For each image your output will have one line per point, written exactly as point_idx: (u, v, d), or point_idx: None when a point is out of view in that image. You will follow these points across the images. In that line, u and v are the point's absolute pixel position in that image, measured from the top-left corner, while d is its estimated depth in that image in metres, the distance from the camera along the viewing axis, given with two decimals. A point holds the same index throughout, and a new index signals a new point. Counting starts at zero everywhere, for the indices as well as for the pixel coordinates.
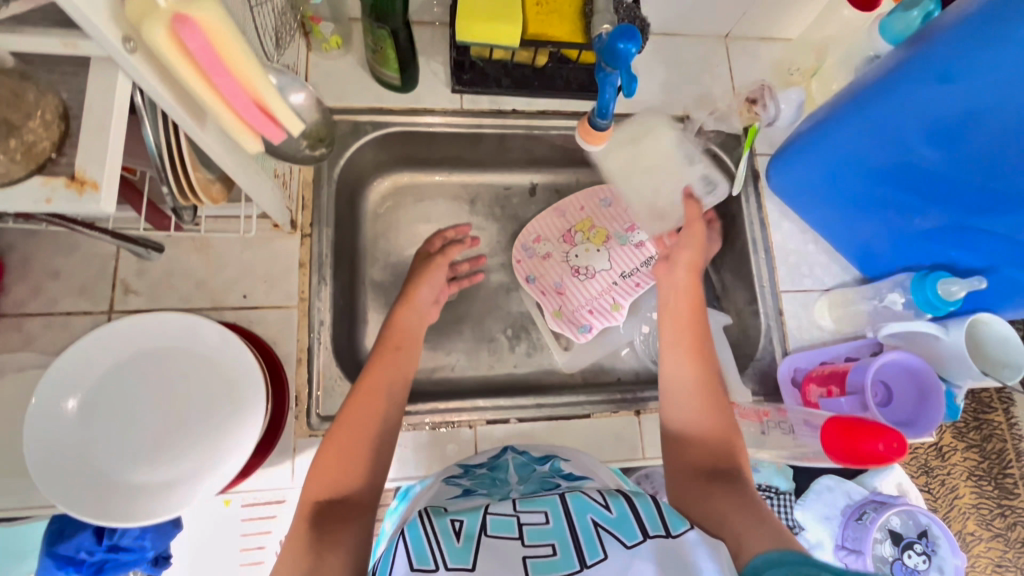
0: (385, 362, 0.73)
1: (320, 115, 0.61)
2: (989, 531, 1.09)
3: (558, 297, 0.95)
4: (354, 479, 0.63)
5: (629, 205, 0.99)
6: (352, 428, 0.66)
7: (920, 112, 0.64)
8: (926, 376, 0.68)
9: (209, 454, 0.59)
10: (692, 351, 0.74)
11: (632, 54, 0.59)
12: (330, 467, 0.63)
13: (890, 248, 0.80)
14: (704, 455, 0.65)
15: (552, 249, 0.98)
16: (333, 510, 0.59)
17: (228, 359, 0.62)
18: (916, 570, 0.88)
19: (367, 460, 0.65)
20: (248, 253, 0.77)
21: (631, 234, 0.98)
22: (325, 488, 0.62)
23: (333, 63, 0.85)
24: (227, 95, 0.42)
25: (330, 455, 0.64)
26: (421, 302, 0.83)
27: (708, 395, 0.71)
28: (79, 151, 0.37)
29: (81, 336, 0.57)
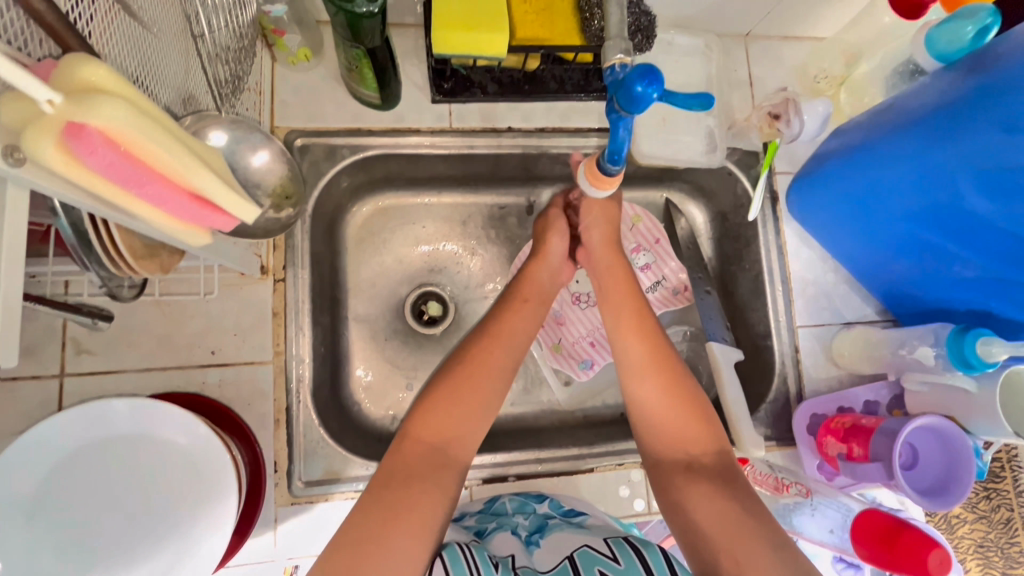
0: (512, 312, 0.69)
1: (287, 170, 0.52)
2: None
3: (558, 328, 0.89)
4: (465, 429, 0.59)
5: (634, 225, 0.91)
6: (469, 386, 0.61)
7: (977, 156, 0.57)
8: (954, 438, 0.63)
9: (173, 555, 0.54)
10: (656, 372, 0.64)
11: (654, 98, 0.50)
12: (440, 415, 0.59)
13: (921, 288, 0.73)
14: (678, 437, 0.61)
15: None
16: (428, 457, 0.57)
17: (193, 450, 0.55)
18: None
19: (476, 422, 0.61)
20: (215, 303, 0.69)
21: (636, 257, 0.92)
22: (431, 433, 0.58)
23: (304, 77, 0.75)
24: (152, 200, 0.34)
25: (437, 409, 0.60)
26: (553, 256, 0.75)
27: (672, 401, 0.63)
28: None
29: (22, 432, 0.50)
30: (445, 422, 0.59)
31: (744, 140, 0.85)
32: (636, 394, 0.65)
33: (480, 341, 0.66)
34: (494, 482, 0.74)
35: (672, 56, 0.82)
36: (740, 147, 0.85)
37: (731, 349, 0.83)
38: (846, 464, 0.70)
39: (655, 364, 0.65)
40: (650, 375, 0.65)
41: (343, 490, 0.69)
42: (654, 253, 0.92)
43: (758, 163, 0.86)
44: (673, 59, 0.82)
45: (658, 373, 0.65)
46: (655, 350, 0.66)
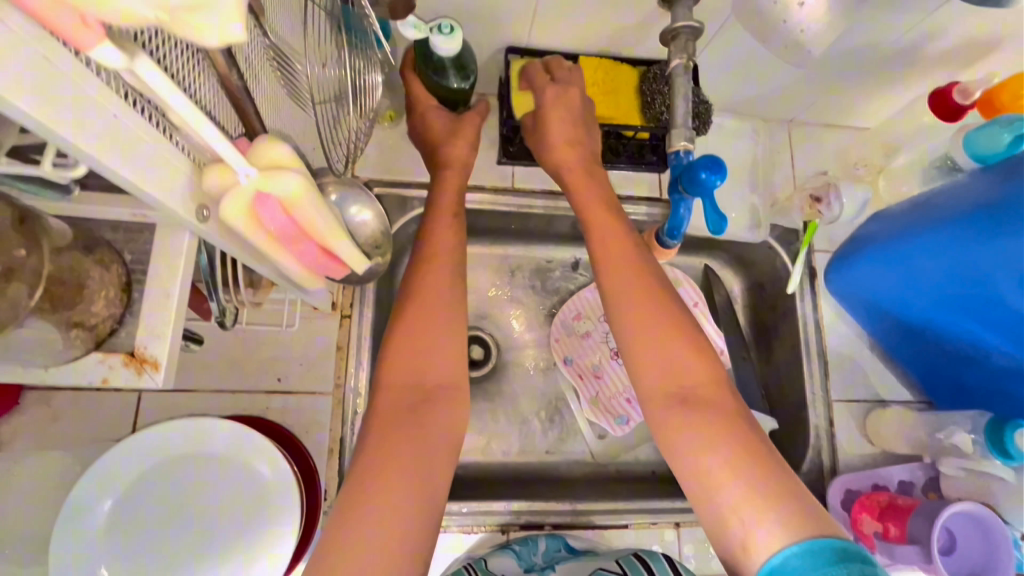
0: (442, 217, 0.66)
1: (382, 226, 0.57)
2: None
3: (596, 381, 0.92)
4: (444, 367, 0.58)
5: (674, 287, 0.95)
6: (430, 315, 0.59)
7: (1012, 255, 0.60)
8: (991, 524, 0.64)
9: (241, 566, 0.57)
10: (666, 327, 0.57)
11: (716, 186, 0.55)
12: (412, 338, 0.58)
13: (960, 374, 0.75)
14: (671, 370, 0.55)
15: (593, 327, 0.94)
16: (404, 404, 0.55)
17: (265, 473, 0.59)
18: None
19: (456, 338, 0.60)
20: (286, 333, 0.74)
21: None
22: (398, 373, 0.57)
23: (383, 133, 0.82)
24: (292, 248, 0.39)
25: (401, 356, 0.57)
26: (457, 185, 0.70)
27: (667, 329, 0.57)
28: (140, 326, 0.34)
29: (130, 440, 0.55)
30: (426, 342, 0.58)
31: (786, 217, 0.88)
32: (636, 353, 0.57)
33: (428, 261, 0.63)
34: (529, 530, 0.76)
35: (719, 135, 0.89)
36: (780, 222, 0.90)
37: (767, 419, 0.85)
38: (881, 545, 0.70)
39: (665, 319, 0.58)
40: (644, 316, 0.58)
41: None
42: (693, 316, 0.94)
43: (798, 239, 0.90)
44: (720, 138, 0.88)
45: (655, 317, 0.58)
46: (648, 286, 0.60)
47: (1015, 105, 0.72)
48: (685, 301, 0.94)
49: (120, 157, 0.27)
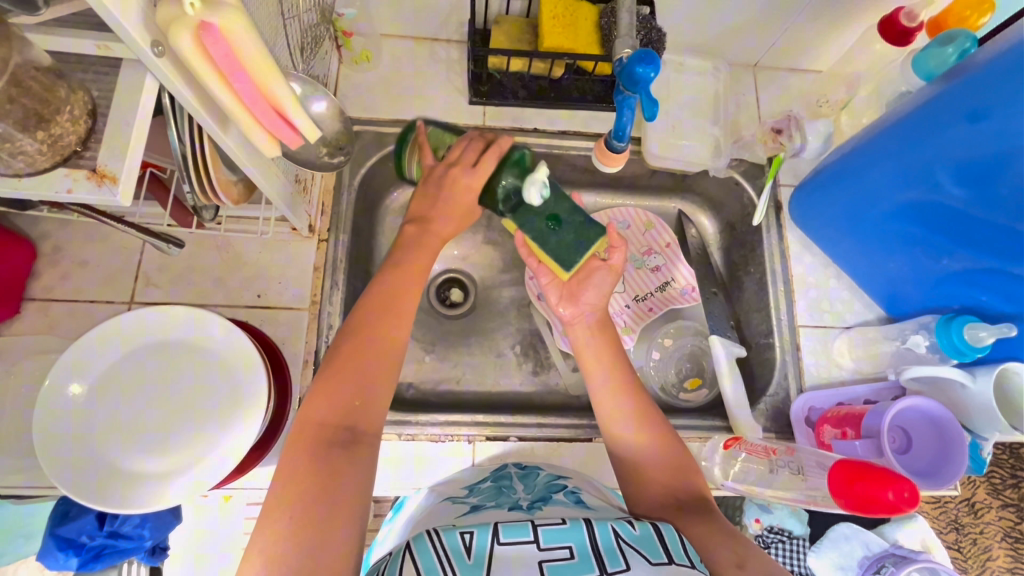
0: (372, 331, 0.62)
1: (342, 125, 0.63)
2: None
3: None
4: (378, 404, 0.59)
5: (647, 227, 0.98)
6: (358, 364, 0.59)
7: (952, 150, 0.62)
8: (949, 425, 0.64)
9: (223, 428, 0.61)
10: (647, 424, 0.67)
11: (651, 79, 0.58)
12: (339, 389, 0.58)
13: (915, 287, 0.77)
14: (668, 489, 0.62)
15: None
16: (335, 441, 0.55)
17: (234, 352, 0.63)
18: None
19: (389, 380, 0.61)
20: (265, 254, 0.79)
21: (647, 258, 0.97)
22: (333, 412, 0.56)
23: (361, 77, 0.88)
24: (243, 99, 0.44)
25: (333, 387, 0.58)
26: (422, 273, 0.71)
27: (650, 430, 0.66)
28: (102, 147, 0.39)
29: (87, 331, 0.59)
30: (348, 396, 0.57)
31: (750, 153, 0.92)
32: (623, 443, 0.67)
33: (374, 311, 0.64)
34: (497, 443, 0.78)
35: (684, 77, 0.92)
36: (746, 158, 0.91)
37: (734, 345, 0.87)
38: (839, 450, 0.71)
39: (634, 415, 0.67)
40: (636, 428, 0.67)
41: None
42: (664, 256, 0.96)
43: (764, 174, 0.92)
44: (685, 79, 0.92)
45: (644, 427, 0.67)
46: (642, 405, 0.68)
47: (962, 27, 0.75)
48: (657, 241, 0.97)
49: None
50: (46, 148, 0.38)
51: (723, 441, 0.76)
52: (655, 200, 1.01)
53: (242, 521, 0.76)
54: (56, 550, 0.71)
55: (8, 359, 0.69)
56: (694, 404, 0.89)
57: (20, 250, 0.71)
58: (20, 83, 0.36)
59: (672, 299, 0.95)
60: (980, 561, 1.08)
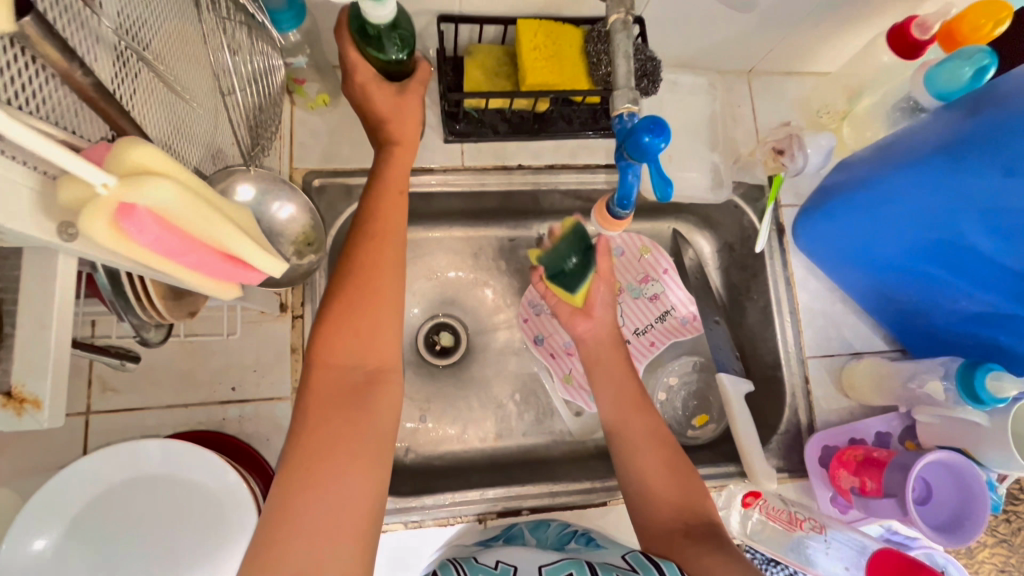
0: (369, 256, 0.55)
1: (311, 218, 0.54)
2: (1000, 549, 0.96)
3: (567, 359, 0.90)
4: (386, 344, 0.54)
5: (644, 254, 0.91)
6: (361, 292, 0.54)
7: (979, 198, 0.58)
8: (971, 478, 0.63)
9: (212, 568, 0.55)
10: (656, 444, 0.65)
11: (661, 149, 0.52)
12: (345, 323, 0.53)
13: (930, 322, 0.74)
14: (677, 509, 0.62)
15: None
16: (347, 386, 0.52)
17: (216, 483, 0.57)
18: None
19: (393, 318, 0.55)
20: (235, 340, 0.71)
21: (645, 286, 0.91)
22: (337, 348, 0.53)
23: (319, 121, 0.78)
24: (194, 263, 0.36)
25: (342, 322, 0.53)
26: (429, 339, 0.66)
27: (659, 449, 0.65)
28: (14, 362, 0.31)
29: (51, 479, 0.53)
30: (362, 333, 0.53)
31: (748, 174, 0.86)
32: (630, 460, 0.65)
33: (367, 224, 0.57)
34: (507, 517, 0.75)
35: (674, 94, 0.85)
36: (745, 180, 0.87)
37: (742, 382, 0.83)
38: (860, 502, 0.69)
39: (648, 437, 0.66)
40: (644, 445, 0.65)
41: None
42: (663, 283, 0.91)
43: (764, 195, 0.88)
44: (676, 97, 0.85)
45: (653, 444, 0.65)
46: (650, 420, 0.67)
47: (975, 36, 0.68)
48: (655, 268, 0.91)
49: None
50: None
51: (742, 497, 0.75)
52: (646, 222, 0.94)
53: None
54: None
55: None
56: (704, 441, 0.86)
57: None
58: None
59: (673, 330, 0.90)
60: None
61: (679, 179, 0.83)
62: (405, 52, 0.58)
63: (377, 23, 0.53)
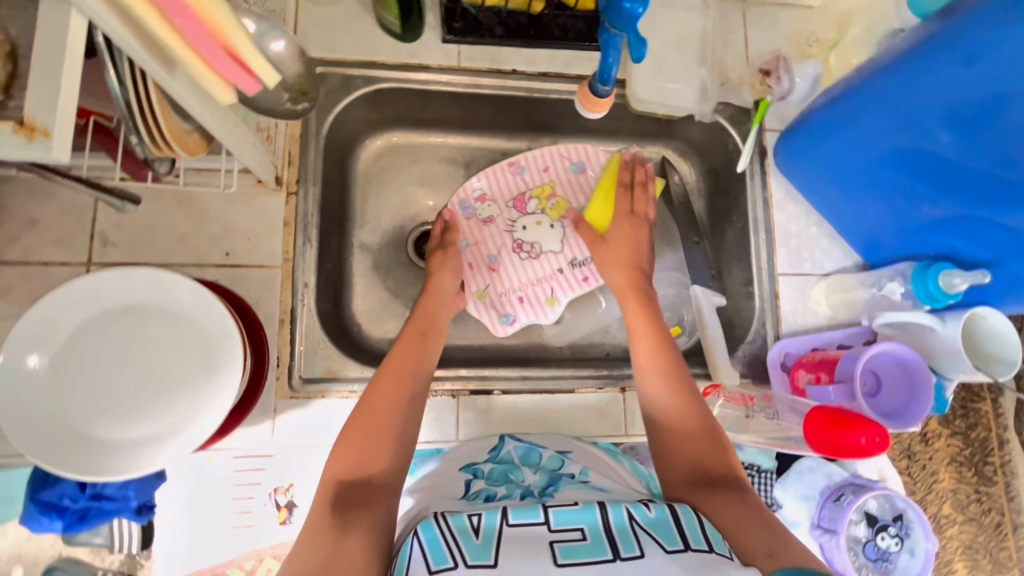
0: (379, 398, 0.64)
1: (304, 67, 0.57)
2: (964, 511, 1.02)
3: (489, 274, 0.90)
4: (387, 454, 0.61)
5: (601, 177, 0.92)
6: (378, 411, 0.63)
7: (941, 94, 0.60)
8: (916, 366, 0.68)
9: (199, 394, 0.59)
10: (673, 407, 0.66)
11: (638, 15, 0.55)
12: (357, 444, 0.61)
13: (895, 235, 0.78)
14: (694, 464, 0.61)
15: (496, 213, 0.91)
16: (354, 492, 0.57)
17: (208, 322, 0.60)
18: (888, 553, 0.86)
19: (394, 441, 0.62)
20: (231, 209, 0.74)
21: (597, 213, 0.92)
22: (349, 469, 0.59)
23: (324, 12, 0.81)
24: (192, 40, 0.40)
25: (348, 446, 0.61)
26: (445, 291, 0.81)
27: (676, 413, 0.65)
28: (28, 95, 0.35)
29: (55, 289, 0.56)
30: (364, 452, 0.60)
31: (735, 97, 0.89)
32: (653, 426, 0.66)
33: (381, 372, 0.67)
34: (479, 397, 0.79)
35: (667, 12, 0.87)
36: (732, 101, 0.88)
37: (714, 295, 0.87)
38: (813, 395, 0.73)
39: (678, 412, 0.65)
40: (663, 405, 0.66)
41: (339, 388, 0.75)
42: None
43: (749, 119, 0.89)
44: (670, 15, 0.87)
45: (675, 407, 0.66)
46: (675, 378, 0.68)
47: None
48: None
49: None
50: None
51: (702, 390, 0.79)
52: (637, 147, 0.98)
53: (230, 516, 0.72)
54: (39, 514, 0.70)
55: None
56: None
57: None
58: None
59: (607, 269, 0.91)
60: (927, 485, 1.01)
61: (666, 93, 0.86)
62: None
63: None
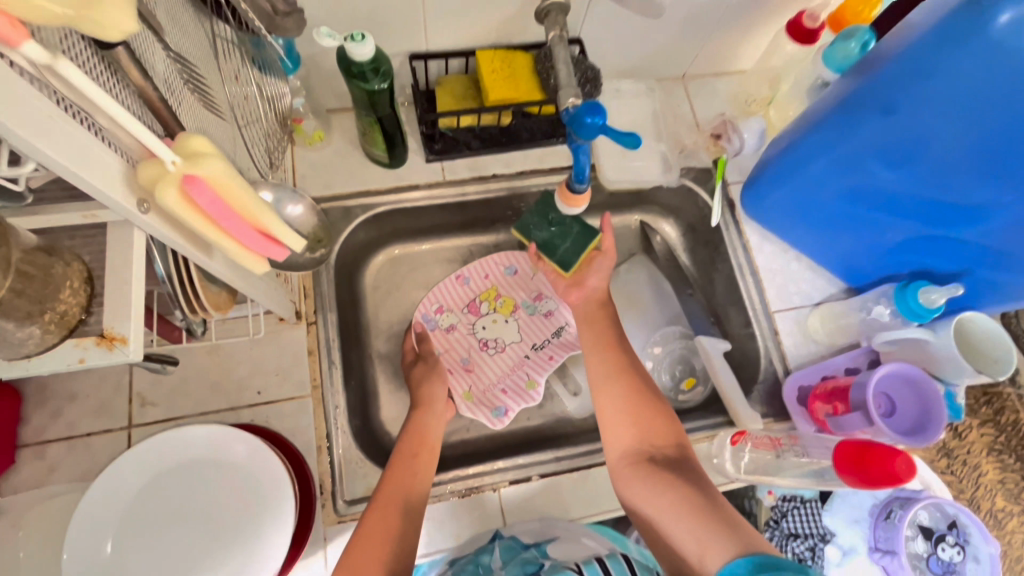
0: (370, 526, 0.64)
1: (316, 219, 0.64)
2: (1017, 500, 1.02)
3: (467, 375, 0.94)
4: None
5: (534, 273, 1.00)
6: (366, 545, 0.62)
7: (871, 139, 0.68)
8: (925, 386, 0.72)
9: (259, 538, 0.61)
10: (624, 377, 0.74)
11: (602, 125, 0.63)
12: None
13: (870, 260, 0.84)
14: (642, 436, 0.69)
15: (457, 321, 0.97)
16: None
17: (259, 466, 0.64)
18: (954, 565, 0.84)
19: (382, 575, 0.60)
20: (256, 348, 0.79)
21: (539, 304, 0.99)
22: None
23: (315, 157, 0.90)
24: (235, 236, 0.46)
25: None
26: (438, 405, 0.83)
27: (634, 396, 0.72)
28: (105, 310, 0.40)
29: (89, 487, 0.58)
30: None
31: (694, 159, 0.98)
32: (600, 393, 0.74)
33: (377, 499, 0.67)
34: (519, 486, 0.80)
35: (618, 100, 0.98)
36: (693, 165, 0.98)
37: (718, 341, 0.92)
38: (835, 427, 0.76)
39: (628, 393, 0.72)
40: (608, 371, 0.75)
41: None
42: (553, 300, 0.99)
43: (711, 177, 0.98)
44: (620, 102, 0.98)
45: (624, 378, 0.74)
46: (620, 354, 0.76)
47: (858, 21, 0.83)
48: (544, 285, 1.00)
49: (78, 162, 0.34)
50: (54, 325, 0.39)
51: (730, 437, 0.81)
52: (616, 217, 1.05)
53: None
54: None
55: (13, 512, 0.68)
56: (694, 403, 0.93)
57: (6, 400, 0.70)
58: (25, 274, 0.37)
59: (566, 345, 0.96)
60: (973, 480, 1.02)
61: (631, 168, 0.96)
62: (385, 82, 0.74)
63: (361, 61, 0.70)
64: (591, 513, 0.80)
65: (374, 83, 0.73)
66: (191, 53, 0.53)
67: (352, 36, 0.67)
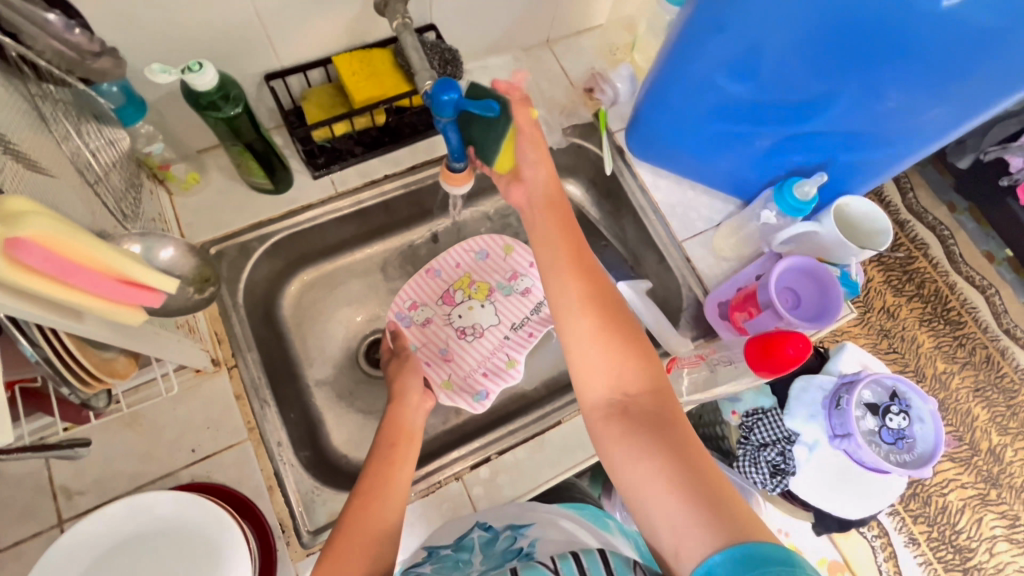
0: (349, 526, 0.62)
1: (198, 257, 0.62)
2: (953, 358, 1.37)
3: (447, 364, 0.96)
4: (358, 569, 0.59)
5: (507, 253, 1.03)
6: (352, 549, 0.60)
7: (711, 58, 0.72)
8: (821, 275, 0.79)
9: None
10: (591, 310, 0.63)
11: (456, 100, 0.64)
12: None
13: (751, 172, 0.89)
14: (615, 381, 0.61)
15: (433, 312, 0.99)
16: None
17: (202, 521, 0.62)
18: (903, 431, 0.90)
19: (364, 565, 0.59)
20: (180, 408, 0.76)
21: (515, 283, 1.01)
22: None
23: (196, 200, 0.87)
24: (89, 288, 0.44)
25: None
26: (413, 397, 0.81)
27: (607, 336, 0.62)
28: None
29: None
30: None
31: (577, 117, 1.01)
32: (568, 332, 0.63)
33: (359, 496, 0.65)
34: (481, 467, 0.81)
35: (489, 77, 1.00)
36: (576, 122, 1.01)
37: (639, 282, 0.93)
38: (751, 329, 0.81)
39: (602, 336, 0.62)
40: (575, 307, 0.63)
41: None
42: (530, 276, 1.01)
43: (597, 130, 1.01)
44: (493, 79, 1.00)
45: (594, 314, 0.63)
46: (589, 284, 0.64)
47: None
48: (518, 265, 1.02)
49: None
50: None
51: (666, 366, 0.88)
52: None
53: None
54: None
55: None
56: None
57: None
58: None
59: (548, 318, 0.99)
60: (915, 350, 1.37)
61: None
62: (238, 106, 0.72)
63: (206, 91, 0.68)
64: (556, 474, 0.82)
65: (224, 109, 0.71)
66: (6, 124, 0.50)
67: (188, 68, 0.65)
